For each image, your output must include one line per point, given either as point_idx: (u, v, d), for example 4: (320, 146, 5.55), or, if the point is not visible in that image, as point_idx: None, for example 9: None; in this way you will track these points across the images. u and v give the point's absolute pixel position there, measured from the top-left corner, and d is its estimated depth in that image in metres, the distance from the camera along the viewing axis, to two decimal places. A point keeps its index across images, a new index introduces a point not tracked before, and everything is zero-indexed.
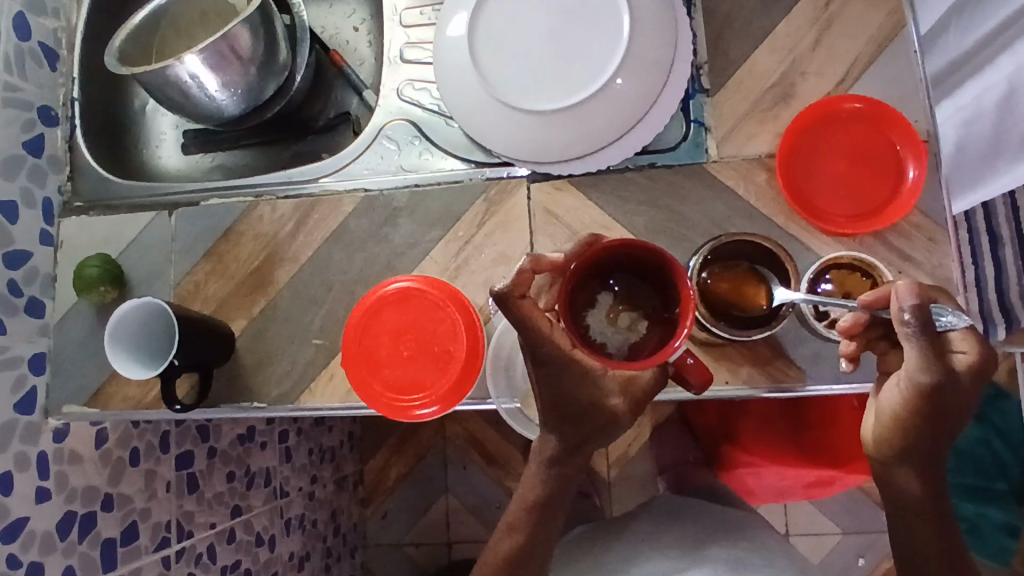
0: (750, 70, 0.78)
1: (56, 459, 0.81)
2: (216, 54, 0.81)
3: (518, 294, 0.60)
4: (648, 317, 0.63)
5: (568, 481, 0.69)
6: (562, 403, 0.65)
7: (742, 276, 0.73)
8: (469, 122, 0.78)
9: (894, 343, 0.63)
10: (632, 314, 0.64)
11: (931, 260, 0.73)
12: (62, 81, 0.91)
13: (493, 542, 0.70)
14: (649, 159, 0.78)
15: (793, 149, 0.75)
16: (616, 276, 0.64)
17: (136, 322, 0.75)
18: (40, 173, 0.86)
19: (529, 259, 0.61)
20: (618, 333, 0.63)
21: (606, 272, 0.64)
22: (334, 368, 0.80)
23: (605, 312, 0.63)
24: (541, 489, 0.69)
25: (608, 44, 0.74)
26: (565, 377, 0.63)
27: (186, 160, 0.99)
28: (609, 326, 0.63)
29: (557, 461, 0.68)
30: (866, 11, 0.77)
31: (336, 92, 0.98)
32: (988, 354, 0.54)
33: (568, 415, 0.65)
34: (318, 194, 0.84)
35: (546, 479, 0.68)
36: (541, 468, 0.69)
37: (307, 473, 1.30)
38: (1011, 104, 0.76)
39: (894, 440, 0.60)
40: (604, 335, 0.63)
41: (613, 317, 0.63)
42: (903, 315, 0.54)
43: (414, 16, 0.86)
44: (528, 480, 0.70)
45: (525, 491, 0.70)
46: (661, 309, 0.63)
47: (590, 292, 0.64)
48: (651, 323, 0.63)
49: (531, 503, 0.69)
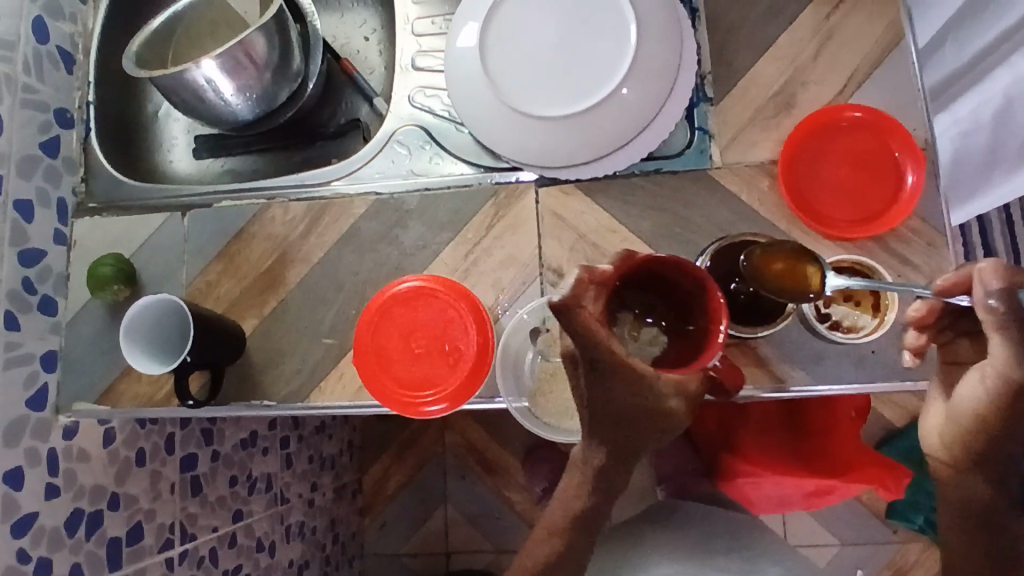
0: (753, 80, 0.81)
1: (65, 456, 0.82)
2: (231, 60, 0.83)
3: (576, 304, 0.55)
4: (669, 331, 0.61)
5: (613, 489, 0.67)
6: (609, 410, 0.61)
7: (795, 255, 0.65)
8: (480, 127, 0.80)
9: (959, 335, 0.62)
10: (653, 329, 0.61)
11: (930, 265, 0.75)
12: (77, 84, 0.92)
13: (530, 546, 0.71)
14: (653, 164, 0.80)
15: (795, 156, 0.77)
16: (632, 297, 0.61)
17: (150, 320, 0.77)
18: (55, 174, 0.88)
19: (585, 269, 0.56)
20: (643, 345, 0.61)
21: (622, 293, 0.61)
22: (344, 367, 0.81)
23: (627, 329, 0.61)
24: (587, 498, 0.67)
25: (616, 54, 0.76)
26: (615, 387, 0.58)
27: (197, 165, 1.01)
28: (633, 339, 0.61)
29: (606, 471, 0.65)
30: (864, 25, 0.80)
31: (346, 99, 1.00)
32: None
33: (620, 422, 0.62)
34: (330, 197, 0.85)
35: (589, 489, 0.67)
36: (589, 478, 0.66)
37: (307, 480, 1.30)
38: (1006, 116, 0.78)
39: (971, 445, 0.58)
40: (631, 345, 0.61)
41: (634, 332, 0.61)
42: (988, 300, 0.52)
43: (425, 25, 0.88)
44: (572, 487, 0.68)
45: (570, 499, 0.69)
46: (682, 323, 0.60)
47: (612, 308, 0.60)
48: (670, 337, 0.61)
49: (579, 513, 0.68)
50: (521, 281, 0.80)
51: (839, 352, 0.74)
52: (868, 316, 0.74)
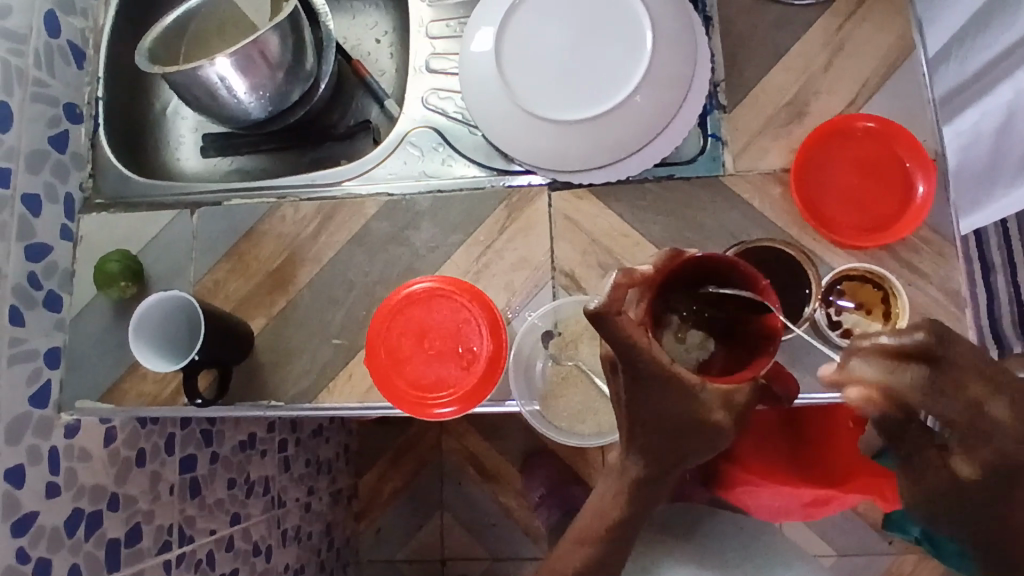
0: (765, 89, 0.81)
1: (67, 455, 0.80)
2: (246, 58, 0.82)
3: (617, 310, 0.50)
4: (718, 337, 0.55)
5: (650, 498, 0.65)
6: (652, 422, 0.57)
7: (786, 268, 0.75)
8: (494, 129, 0.80)
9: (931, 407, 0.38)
10: (700, 331, 0.55)
11: (939, 273, 0.76)
12: (87, 80, 0.92)
13: (562, 551, 0.71)
14: (666, 170, 0.81)
15: (807, 164, 0.78)
16: (680, 303, 0.55)
17: (159, 317, 0.76)
18: (63, 169, 0.87)
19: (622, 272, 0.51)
20: (690, 352, 0.55)
21: (669, 299, 0.55)
22: (353, 368, 0.80)
23: (673, 332, 0.55)
24: (624, 510, 0.66)
25: (631, 60, 0.77)
26: (658, 395, 0.54)
27: (204, 163, 1.00)
28: (680, 343, 0.55)
29: (644, 483, 0.64)
30: (873, 36, 0.81)
31: (356, 101, 1.00)
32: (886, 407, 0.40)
33: (661, 432, 0.58)
34: (341, 197, 0.85)
35: (625, 500, 0.66)
36: (627, 488, 0.65)
37: (304, 484, 1.29)
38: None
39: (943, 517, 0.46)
40: (675, 353, 0.55)
41: (680, 337, 0.55)
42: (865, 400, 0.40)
43: (439, 28, 0.88)
44: (607, 498, 0.67)
45: (606, 509, 0.67)
46: (732, 333, 0.55)
47: (655, 313, 0.54)
48: (718, 342, 0.56)
49: (619, 521, 0.66)
50: (534, 284, 0.80)
51: None
52: (879, 325, 0.74)
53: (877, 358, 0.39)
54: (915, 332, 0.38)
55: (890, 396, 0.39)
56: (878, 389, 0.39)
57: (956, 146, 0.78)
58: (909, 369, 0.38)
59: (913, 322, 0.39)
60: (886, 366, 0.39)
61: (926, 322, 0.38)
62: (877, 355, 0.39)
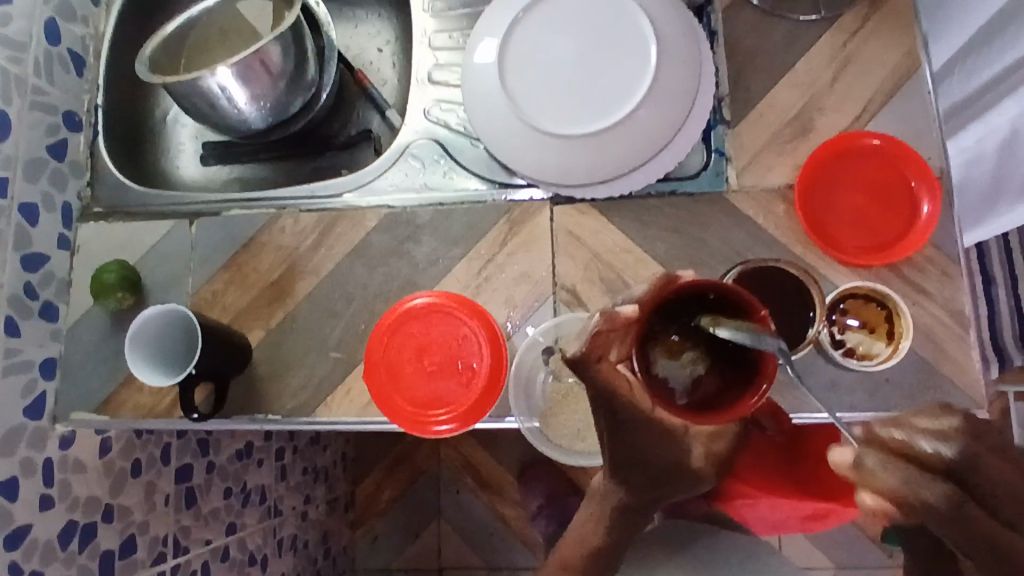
0: (770, 105, 0.81)
1: (61, 466, 0.80)
2: (246, 68, 0.82)
3: (594, 358, 0.57)
4: (716, 362, 0.50)
5: (633, 524, 0.66)
6: (638, 467, 0.63)
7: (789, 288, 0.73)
8: (497, 142, 0.79)
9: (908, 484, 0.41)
10: (694, 352, 0.51)
11: (944, 293, 0.75)
12: (87, 87, 0.91)
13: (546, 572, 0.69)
14: (670, 186, 0.80)
15: (811, 181, 0.77)
16: (681, 322, 0.52)
17: (158, 330, 0.76)
18: (61, 177, 0.86)
19: (603, 317, 0.55)
20: (684, 371, 0.50)
21: (669, 315, 0.52)
22: (351, 382, 0.79)
23: (666, 351, 0.51)
24: (605, 534, 0.66)
25: (635, 75, 0.76)
26: (641, 437, 0.62)
27: (204, 171, 0.99)
28: (673, 361, 0.50)
29: (626, 512, 0.65)
30: (880, 52, 0.80)
31: (358, 110, 0.99)
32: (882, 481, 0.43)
33: (647, 475, 0.63)
34: (341, 209, 0.84)
35: (606, 526, 0.66)
36: (608, 513, 0.66)
37: (301, 492, 1.27)
38: (1012, 148, 0.81)
39: None
40: (666, 371, 0.50)
41: (674, 357, 0.51)
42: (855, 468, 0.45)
43: (442, 40, 0.88)
44: (590, 521, 0.67)
45: (587, 535, 0.67)
46: (734, 365, 0.50)
47: (648, 330, 0.51)
48: (712, 368, 0.50)
49: (596, 548, 0.67)
50: (535, 298, 0.79)
51: (853, 379, 0.74)
52: (882, 344, 0.74)
53: (885, 461, 0.43)
54: (942, 452, 0.41)
55: (900, 502, 0.41)
56: (887, 493, 0.42)
57: (960, 160, 0.90)
58: (930, 482, 0.40)
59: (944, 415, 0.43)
60: (905, 476, 0.41)
61: (951, 447, 0.41)
62: (894, 458, 0.43)
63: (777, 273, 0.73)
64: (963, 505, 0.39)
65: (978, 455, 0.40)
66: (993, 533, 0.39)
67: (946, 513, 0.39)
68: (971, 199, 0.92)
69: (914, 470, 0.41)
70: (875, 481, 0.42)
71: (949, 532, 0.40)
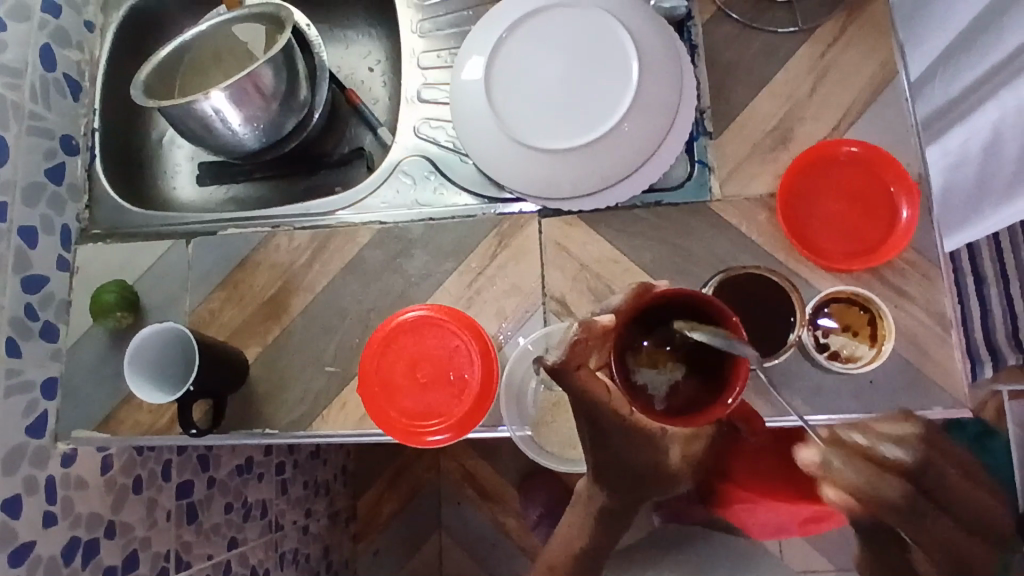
0: (751, 116, 0.83)
1: (63, 484, 0.81)
2: (240, 91, 0.84)
3: (573, 365, 0.59)
4: (692, 368, 0.53)
5: (613, 528, 0.70)
6: (616, 468, 0.66)
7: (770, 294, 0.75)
8: (485, 158, 0.81)
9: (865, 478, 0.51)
10: (673, 359, 0.53)
11: (925, 296, 0.76)
12: (83, 112, 0.94)
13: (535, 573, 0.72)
14: (655, 197, 0.82)
15: (792, 189, 0.79)
16: (659, 330, 0.54)
17: (155, 348, 0.77)
18: (60, 200, 0.89)
19: (582, 326, 0.57)
20: (663, 378, 0.53)
21: (647, 324, 0.55)
22: (347, 396, 0.81)
23: (646, 359, 0.54)
24: (589, 538, 0.69)
25: (618, 91, 0.78)
26: (620, 439, 0.64)
27: (199, 192, 1.01)
28: (651, 369, 0.53)
29: (610, 514, 0.68)
30: (858, 62, 0.82)
31: (350, 128, 1.01)
32: (853, 480, 0.52)
33: (627, 476, 0.66)
34: (334, 226, 0.86)
35: (591, 528, 0.69)
36: (593, 518, 0.69)
37: (301, 506, 1.28)
38: (996, 148, 0.82)
39: None
40: (645, 378, 0.53)
41: (653, 365, 0.54)
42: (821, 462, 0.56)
43: (431, 59, 0.90)
44: (574, 527, 0.70)
45: (573, 538, 0.70)
46: (708, 370, 0.53)
47: (627, 339, 0.54)
48: (690, 374, 0.53)
49: (582, 551, 0.70)
50: (525, 310, 0.81)
51: (838, 382, 0.75)
52: (865, 347, 0.75)
53: (854, 464, 0.53)
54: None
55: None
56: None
57: (943, 163, 0.91)
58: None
59: (910, 433, 0.53)
60: (864, 474, 0.51)
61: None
62: (862, 461, 0.52)
63: (757, 279, 0.76)
64: (918, 492, 0.47)
65: (927, 464, 0.49)
66: (943, 523, 0.46)
67: (902, 507, 0.47)
68: (953, 202, 0.94)
69: (875, 468, 0.51)
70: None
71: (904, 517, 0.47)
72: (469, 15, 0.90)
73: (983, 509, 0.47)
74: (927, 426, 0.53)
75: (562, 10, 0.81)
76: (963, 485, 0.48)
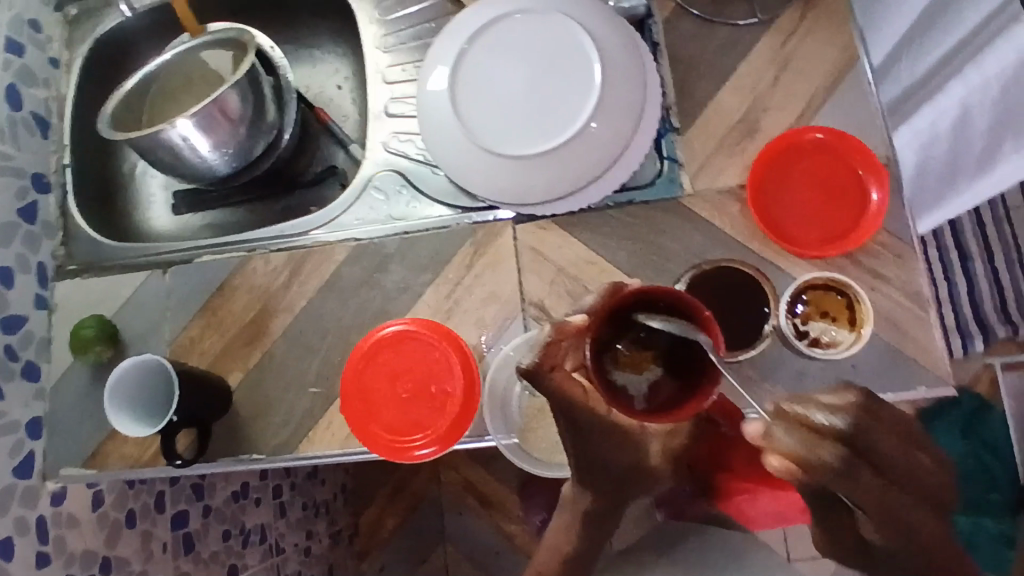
0: (716, 110, 0.83)
1: (55, 522, 0.81)
2: (207, 117, 0.84)
3: (548, 368, 0.61)
4: (670, 366, 0.53)
5: (601, 531, 0.71)
6: (598, 469, 0.68)
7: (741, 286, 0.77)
8: (455, 167, 0.81)
9: (842, 466, 0.49)
10: (651, 358, 0.54)
11: (901, 277, 0.77)
12: (53, 149, 0.94)
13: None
14: (626, 196, 0.82)
15: (762, 179, 0.79)
16: (635, 329, 0.55)
17: (136, 380, 0.77)
18: (34, 239, 0.89)
19: (554, 328, 0.58)
20: (643, 379, 0.53)
21: (622, 324, 0.55)
22: (332, 416, 0.81)
23: (625, 361, 0.54)
24: (576, 542, 0.71)
25: (582, 92, 0.78)
26: (599, 440, 0.66)
27: (175, 221, 1.01)
28: (631, 370, 0.53)
29: (593, 518, 0.70)
30: (819, 49, 0.82)
31: (322, 147, 1.01)
32: (799, 448, 0.49)
33: (608, 476, 0.68)
34: (310, 246, 0.86)
35: (578, 533, 0.71)
36: (577, 522, 0.71)
37: (302, 528, 1.26)
38: (962, 126, 0.82)
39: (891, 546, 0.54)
40: (624, 379, 0.53)
41: (631, 365, 0.54)
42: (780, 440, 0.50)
43: (396, 73, 0.90)
44: (560, 531, 0.72)
45: (560, 542, 0.72)
46: (684, 365, 0.53)
47: (604, 340, 0.54)
48: (669, 374, 0.53)
49: (570, 555, 0.72)
50: (505, 317, 0.81)
51: (821, 369, 0.75)
52: (845, 331, 0.76)
53: (796, 431, 0.50)
54: (838, 425, 0.50)
55: (807, 469, 0.49)
56: (795, 459, 0.49)
57: (914, 142, 0.92)
58: (827, 449, 0.49)
59: (843, 392, 0.52)
60: (805, 439, 0.49)
61: (843, 420, 0.50)
62: (800, 429, 0.50)
63: (728, 271, 0.78)
64: (856, 466, 0.49)
65: (861, 430, 0.50)
66: (886, 494, 0.51)
67: (843, 470, 0.49)
68: (928, 181, 0.94)
69: (820, 437, 0.49)
70: (784, 449, 0.49)
71: (845, 489, 0.50)
72: (431, 27, 0.91)
73: (915, 470, 0.52)
74: (864, 392, 0.52)
75: (522, 15, 0.81)
76: (894, 448, 0.50)
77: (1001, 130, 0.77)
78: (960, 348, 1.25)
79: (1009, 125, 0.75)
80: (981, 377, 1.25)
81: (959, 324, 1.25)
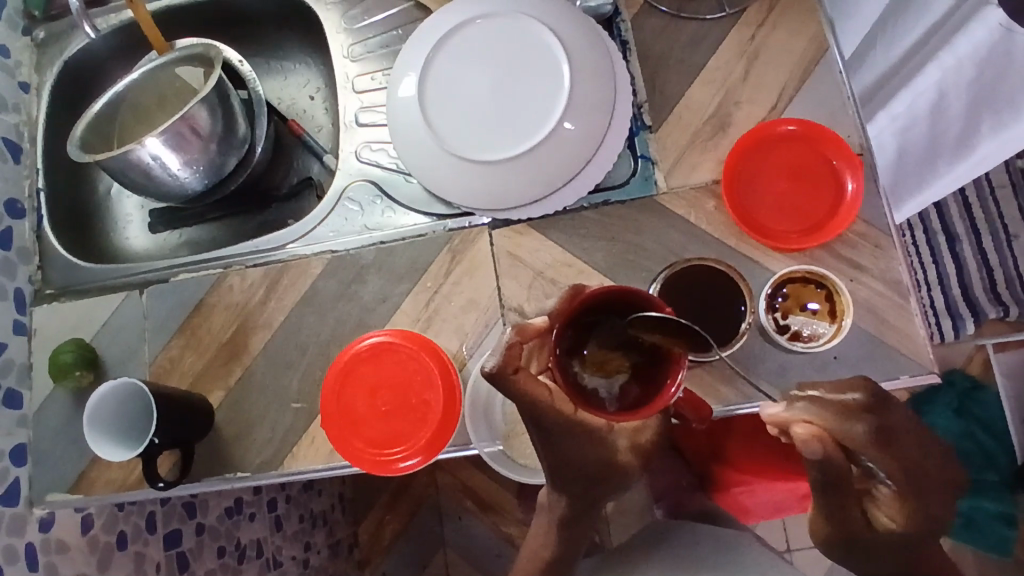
0: (688, 106, 0.82)
1: (44, 549, 0.81)
2: (176, 135, 0.83)
3: (510, 369, 0.58)
4: (634, 367, 0.55)
5: (580, 534, 0.71)
6: (572, 471, 0.67)
7: (717, 283, 0.76)
8: (427, 176, 0.80)
9: (871, 438, 0.55)
10: (616, 359, 0.55)
11: (879, 265, 0.76)
12: (26, 173, 0.94)
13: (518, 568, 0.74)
14: (601, 197, 0.81)
15: (736, 173, 0.79)
16: (595, 333, 0.56)
17: (115, 404, 0.77)
18: (9, 265, 0.89)
19: (515, 330, 0.58)
20: (610, 382, 0.55)
21: (583, 329, 0.56)
22: (315, 431, 0.80)
23: (591, 364, 0.55)
24: (554, 546, 0.71)
25: (550, 95, 0.77)
26: (570, 440, 0.65)
27: (153, 239, 1.00)
28: (599, 373, 0.55)
29: (570, 522, 0.70)
30: (788, 40, 0.82)
31: (297, 158, 1.01)
32: (829, 417, 0.55)
33: (581, 476, 0.67)
34: (286, 260, 0.85)
35: (557, 536, 0.71)
36: (554, 526, 0.71)
37: (299, 540, 1.24)
38: (943, 106, 0.81)
39: (903, 518, 0.59)
40: (593, 382, 0.54)
41: (598, 368, 0.55)
42: (804, 408, 0.56)
43: (365, 82, 0.90)
44: (539, 534, 0.72)
45: (537, 547, 0.72)
46: (649, 364, 0.54)
47: (568, 348, 0.55)
48: (635, 376, 0.55)
49: (548, 560, 0.71)
50: (484, 324, 0.80)
51: (803, 362, 0.75)
52: (825, 324, 0.75)
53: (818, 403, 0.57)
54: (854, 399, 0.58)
55: (838, 438, 0.55)
56: (827, 427, 0.55)
57: (893, 129, 0.90)
58: (853, 419, 0.55)
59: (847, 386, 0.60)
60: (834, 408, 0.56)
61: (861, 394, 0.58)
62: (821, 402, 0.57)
63: (701, 268, 0.77)
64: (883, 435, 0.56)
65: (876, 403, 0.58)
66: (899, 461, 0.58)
67: (873, 436, 0.55)
68: (908, 166, 0.94)
69: (843, 410, 0.56)
70: (816, 416, 0.55)
71: (877, 458, 0.56)
72: (399, 34, 0.90)
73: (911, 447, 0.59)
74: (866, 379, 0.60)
75: (484, 19, 0.80)
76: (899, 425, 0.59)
77: (986, 103, 0.75)
78: (950, 330, 1.22)
79: (996, 100, 0.74)
80: (975, 358, 1.24)
81: (948, 305, 1.23)
